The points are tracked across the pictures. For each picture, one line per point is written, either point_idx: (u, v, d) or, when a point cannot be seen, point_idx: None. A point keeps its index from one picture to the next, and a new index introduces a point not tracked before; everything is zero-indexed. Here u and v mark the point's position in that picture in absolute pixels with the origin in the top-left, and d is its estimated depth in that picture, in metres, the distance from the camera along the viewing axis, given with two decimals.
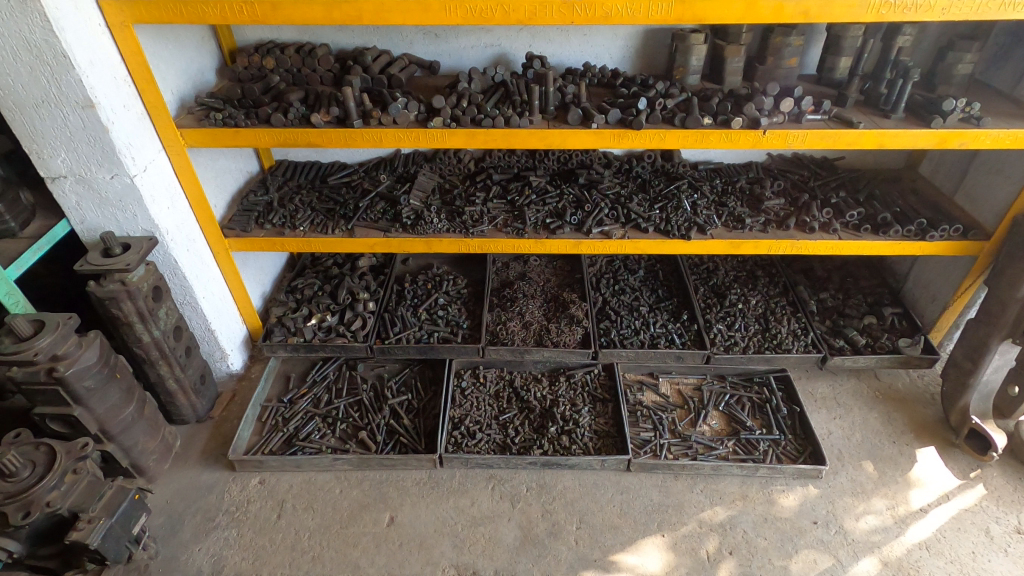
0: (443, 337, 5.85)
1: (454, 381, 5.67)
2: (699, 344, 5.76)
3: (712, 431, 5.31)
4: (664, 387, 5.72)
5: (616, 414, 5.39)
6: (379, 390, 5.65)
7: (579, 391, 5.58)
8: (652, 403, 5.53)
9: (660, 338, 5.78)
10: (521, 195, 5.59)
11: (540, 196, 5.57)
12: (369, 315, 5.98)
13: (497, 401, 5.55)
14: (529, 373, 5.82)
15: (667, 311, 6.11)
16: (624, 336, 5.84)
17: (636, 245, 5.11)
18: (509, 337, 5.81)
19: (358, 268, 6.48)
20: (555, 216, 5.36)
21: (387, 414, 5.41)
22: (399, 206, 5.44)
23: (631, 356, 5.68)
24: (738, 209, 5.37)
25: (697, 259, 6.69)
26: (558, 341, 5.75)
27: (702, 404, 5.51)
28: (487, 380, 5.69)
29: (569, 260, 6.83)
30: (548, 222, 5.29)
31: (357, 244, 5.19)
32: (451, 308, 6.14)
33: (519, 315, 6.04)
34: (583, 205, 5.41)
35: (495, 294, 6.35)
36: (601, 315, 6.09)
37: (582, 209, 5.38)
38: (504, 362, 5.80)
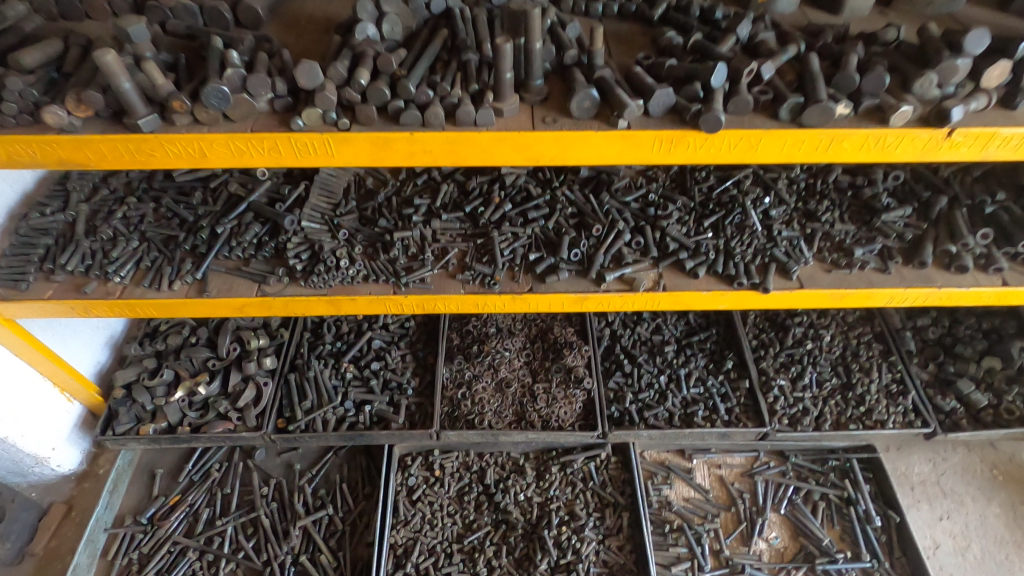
0: (379, 413, 3.96)
1: (397, 478, 3.89)
2: (752, 415, 3.98)
3: (772, 552, 3.68)
4: (701, 476, 3.99)
5: (634, 530, 3.71)
6: (286, 498, 3.84)
7: (580, 490, 3.85)
8: (685, 507, 3.83)
9: (697, 408, 3.97)
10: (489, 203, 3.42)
11: (519, 204, 3.40)
12: (265, 379, 4.00)
13: (461, 510, 3.81)
14: (506, 457, 4.03)
15: (704, 355, 4.25)
16: (645, 402, 4.02)
17: (677, 299, 3.13)
18: (476, 411, 3.95)
19: None
20: (542, 247, 3.27)
21: (296, 544, 3.65)
22: (285, 232, 3.26)
23: (655, 436, 3.90)
24: (837, 228, 3.33)
25: None
26: (547, 417, 3.93)
27: (758, 506, 3.82)
28: (444, 476, 3.90)
29: None
30: (532, 258, 3.22)
31: (215, 307, 3.12)
32: (391, 359, 4.18)
33: (490, 369, 4.12)
34: (588, 224, 3.30)
35: (455, 329, 4.37)
36: (609, 364, 4.21)
37: (587, 232, 3.28)
38: (469, 444, 3.98)
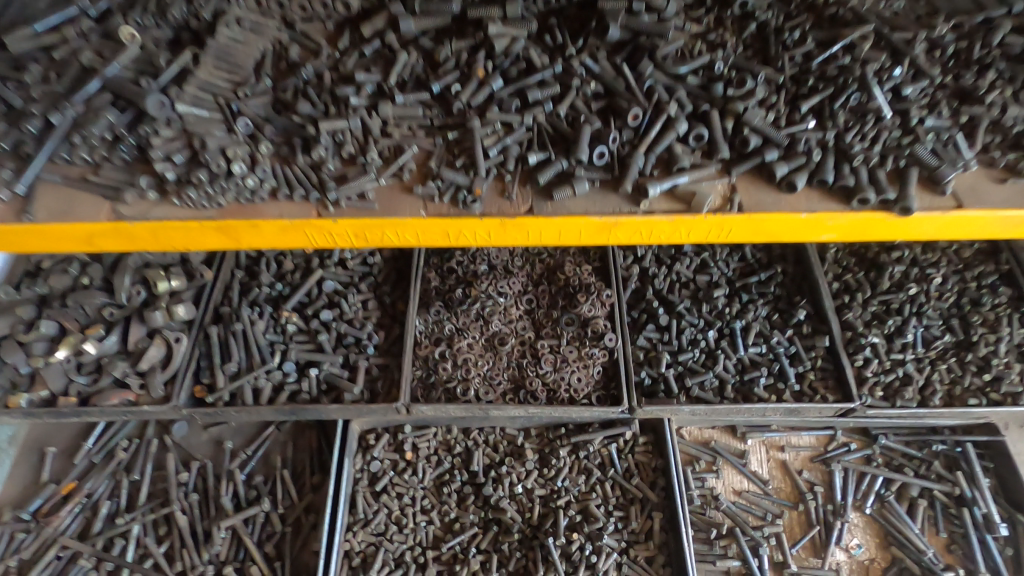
0: (330, 379, 2.96)
1: (355, 463, 2.97)
2: (833, 385, 2.93)
3: (854, 567, 2.75)
4: (757, 463, 3.01)
5: (669, 535, 2.79)
6: (211, 488, 2.94)
7: (597, 481, 2.92)
8: (737, 505, 2.87)
9: (758, 373, 2.93)
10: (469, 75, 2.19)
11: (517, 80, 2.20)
12: (178, 334, 2.98)
13: (440, 506, 2.91)
14: (500, 436, 3.08)
15: (763, 303, 3.19)
16: (686, 366, 2.98)
17: (755, 225, 2.02)
18: (460, 377, 2.96)
19: None
20: (551, 144, 2.12)
21: (221, 549, 2.77)
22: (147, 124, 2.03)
23: (700, 412, 2.89)
24: (1015, 112, 2.11)
25: None
26: (554, 386, 2.93)
27: (835, 504, 2.86)
28: (419, 461, 2.98)
29: None
30: (534, 159, 2.07)
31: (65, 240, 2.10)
32: (348, 307, 3.16)
33: (478, 322, 3.09)
34: (622, 110, 2.11)
35: (435, 267, 3.33)
36: (638, 314, 3.16)
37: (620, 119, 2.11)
38: (451, 418, 3.03)
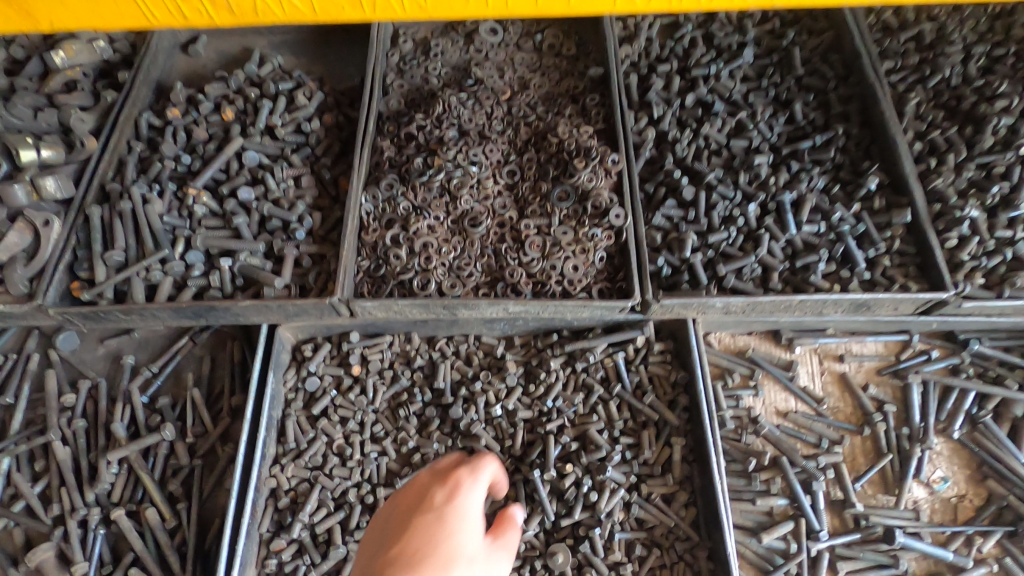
0: (247, 272, 2.24)
1: (286, 380, 2.30)
2: (915, 273, 2.19)
3: (937, 506, 2.08)
4: (809, 378, 2.30)
5: (694, 468, 2.13)
6: (102, 412, 2.28)
7: (599, 400, 2.24)
8: (783, 429, 2.19)
9: (816, 258, 2.19)
10: None
11: None
12: (48, 216, 2.25)
13: (396, 433, 2.25)
14: (474, 346, 2.39)
15: (821, 173, 2.41)
16: (719, 250, 2.24)
17: None
18: (417, 268, 2.23)
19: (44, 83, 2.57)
20: None
21: (111, 488, 2.13)
22: None
23: (736, 310, 2.17)
24: None
25: (882, 24, 2.74)
26: (542, 278, 2.20)
27: (913, 428, 2.18)
28: (369, 377, 2.31)
29: (575, 40, 2.89)
30: None
31: None
32: (274, 184, 2.42)
33: (443, 199, 2.35)
34: None
35: (390, 135, 2.56)
36: (654, 189, 2.40)
37: None
38: (409, 322, 2.33)
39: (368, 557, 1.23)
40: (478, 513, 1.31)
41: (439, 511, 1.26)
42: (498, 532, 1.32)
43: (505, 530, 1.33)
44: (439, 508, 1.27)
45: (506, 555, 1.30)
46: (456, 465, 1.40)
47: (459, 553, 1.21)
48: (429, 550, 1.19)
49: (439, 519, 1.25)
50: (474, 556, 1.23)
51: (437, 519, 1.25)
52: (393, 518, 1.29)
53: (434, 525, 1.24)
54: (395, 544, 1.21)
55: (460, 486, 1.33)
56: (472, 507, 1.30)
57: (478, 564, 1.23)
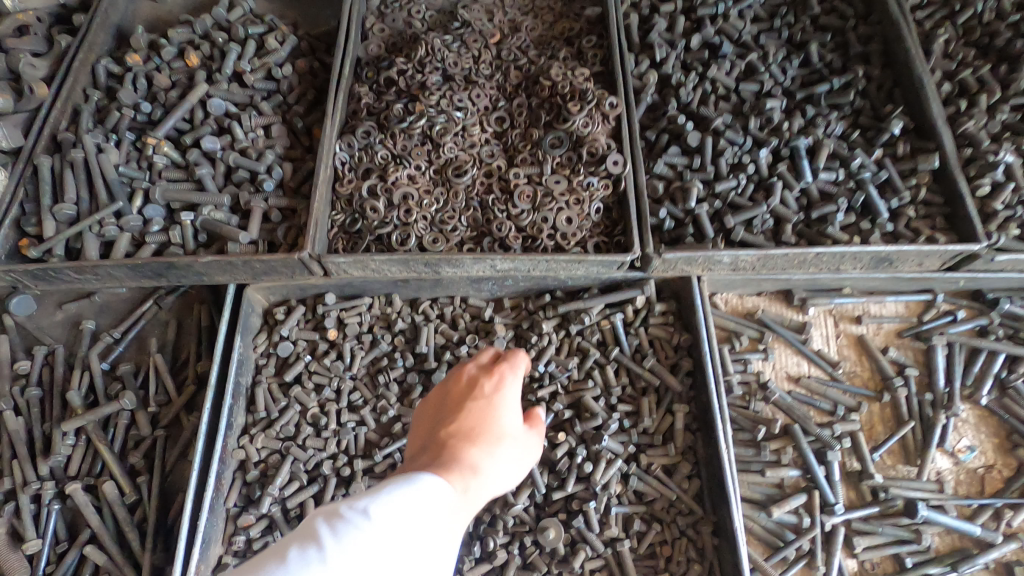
0: (210, 227, 2.05)
1: (256, 345, 2.12)
2: (943, 225, 2.00)
3: (962, 478, 1.91)
4: (823, 341, 2.12)
5: (698, 436, 1.96)
6: (58, 380, 2.11)
7: (594, 365, 2.06)
8: (795, 396, 2.01)
9: (834, 209, 1.99)
10: None
11: None
12: None
13: (375, 402, 2.07)
14: (460, 308, 2.20)
15: (839, 118, 2.20)
16: (727, 201, 2.04)
17: None
18: (396, 221, 2.04)
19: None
20: None
21: (68, 461, 1.96)
22: None
23: (745, 265, 1.98)
24: None
25: None
26: (532, 231, 2.01)
27: (937, 394, 2.00)
28: (346, 342, 2.13)
29: None
30: None
31: None
32: (240, 134, 2.22)
33: (425, 147, 2.15)
34: None
35: (368, 81, 2.35)
36: (656, 137, 2.20)
37: None
38: (389, 282, 2.14)
39: (425, 435, 1.31)
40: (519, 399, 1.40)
41: (489, 398, 1.33)
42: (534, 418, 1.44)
43: (535, 421, 1.44)
44: (488, 396, 1.35)
45: (536, 439, 1.41)
46: (494, 356, 1.48)
47: (506, 434, 1.31)
48: (484, 428, 1.27)
49: (488, 402, 1.33)
50: (516, 437, 1.33)
51: (489, 401, 1.34)
52: (444, 400, 1.37)
53: (483, 410, 1.32)
54: (451, 421, 1.29)
55: (503, 377, 1.40)
56: (514, 396, 1.39)
57: (519, 446, 1.33)
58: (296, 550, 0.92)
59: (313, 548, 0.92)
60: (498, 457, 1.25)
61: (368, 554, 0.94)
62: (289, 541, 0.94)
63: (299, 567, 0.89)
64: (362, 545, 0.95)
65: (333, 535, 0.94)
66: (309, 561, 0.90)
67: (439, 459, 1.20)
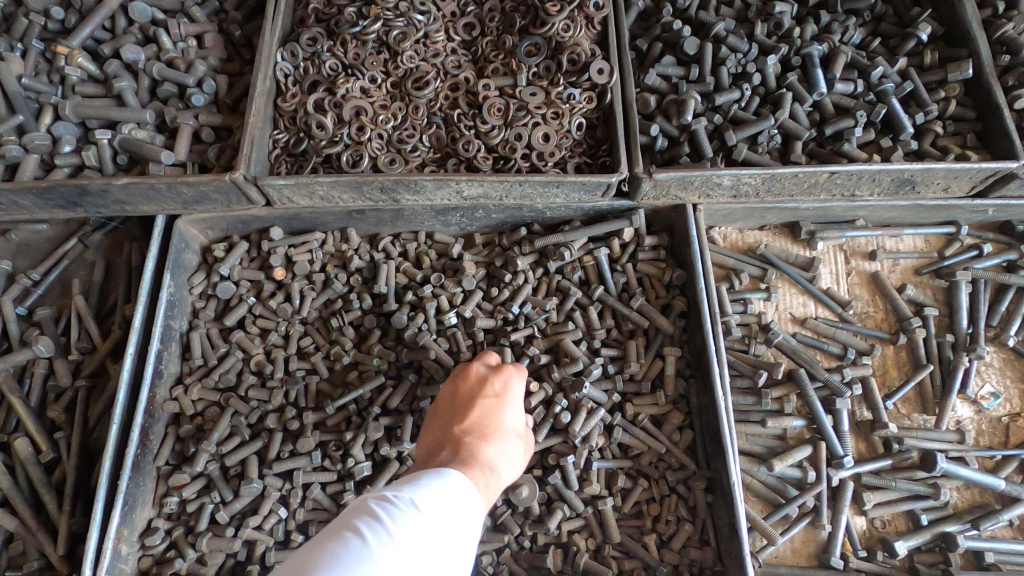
0: (130, 147, 1.76)
1: (192, 286, 1.86)
2: (974, 142, 1.75)
3: (984, 427, 1.71)
4: (832, 279, 1.89)
5: (690, 383, 1.74)
6: None
7: (575, 305, 1.82)
8: (800, 338, 1.79)
9: (850, 124, 1.73)
10: None
11: None
12: None
13: (328, 347, 1.83)
14: (424, 244, 1.94)
15: (857, 24, 1.91)
16: (728, 116, 1.78)
17: None
18: (347, 140, 1.77)
19: None
20: None
21: None
22: None
23: (747, 190, 1.73)
24: None
25: None
26: (504, 151, 1.75)
27: (958, 335, 1.78)
28: (294, 282, 1.88)
29: None
30: None
31: None
32: (167, 42, 1.91)
33: (381, 56, 1.86)
34: None
35: None
36: (648, 46, 1.91)
37: None
38: (343, 214, 1.87)
39: (432, 432, 1.18)
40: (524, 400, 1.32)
41: (499, 395, 1.21)
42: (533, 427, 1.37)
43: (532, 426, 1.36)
44: (497, 394, 1.22)
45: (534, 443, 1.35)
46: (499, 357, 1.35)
47: (516, 433, 1.20)
48: (501, 428, 1.16)
49: (500, 399, 1.21)
50: (524, 435, 1.22)
51: (501, 398, 1.22)
52: (451, 397, 1.23)
53: (494, 408, 1.19)
54: (462, 417, 1.16)
55: (512, 375, 1.28)
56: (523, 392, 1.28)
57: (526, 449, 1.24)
58: (362, 526, 0.84)
59: (377, 525, 0.84)
60: (513, 455, 1.14)
61: (427, 539, 0.86)
62: (347, 517, 0.86)
63: (371, 542, 0.82)
64: (418, 530, 0.86)
65: (388, 518, 0.86)
66: (377, 537, 0.83)
67: (457, 458, 1.06)
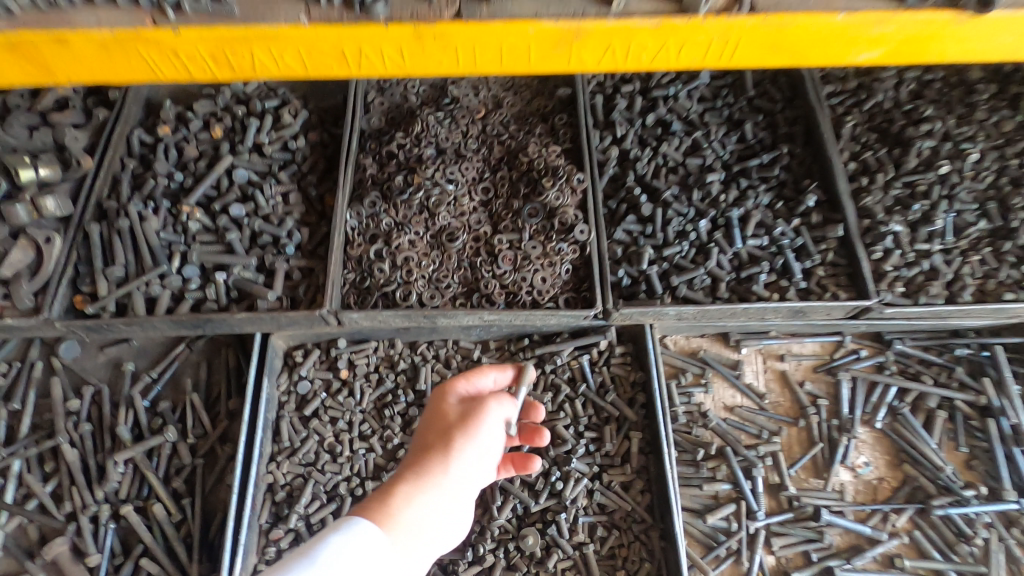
0: (241, 286, 2.42)
1: (279, 384, 2.49)
2: (846, 282, 2.47)
3: (860, 487, 2.38)
4: (753, 375, 2.57)
5: (649, 456, 2.39)
6: (106, 416, 2.45)
7: (566, 398, 2.47)
8: (728, 422, 2.46)
9: (758, 269, 2.45)
10: None
11: None
12: (50, 233, 2.41)
13: (382, 430, 2.45)
14: (452, 350, 2.59)
15: (766, 189, 2.65)
16: (673, 262, 2.49)
17: (766, 38, 1.44)
18: (400, 280, 2.44)
19: (38, 101, 2.67)
20: None
21: (119, 487, 2.32)
22: None
23: (687, 317, 2.43)
24: None
25: None
26: (513, 289, 2.43)
27: (842, 419, 2.47)
28: (354, 381, 2.51)
29: None
30: None
31: None
32: (263, 202, 2.58)
33: (423, 214, 2.54)
34: None
35: (372, 153, 2.73)
36: (616, 205, 2.63)
37: None
38: (393, 330, 2.53)
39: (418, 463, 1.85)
40: (458, 403, 1.83)
41: (429, 422, 1.83)
42: (479, 401, 1.79)
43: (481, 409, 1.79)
44: (430, 420, 1.84)
45: (485, 417, 1.78)
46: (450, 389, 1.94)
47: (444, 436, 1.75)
48: (421, 453, 1.71)
49: (433, 423, 1.82)
50: (448, 432, 1.75)
51: (424, 431, 1.80)
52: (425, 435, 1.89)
53: (427, 430, 1.81)
54: (413, 450, 1.80)
55: (441, 400, 1.86)
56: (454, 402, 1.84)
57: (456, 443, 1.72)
58: None
59: None
60: (438, 453, 1.71)
61: None
62: None
63: None
64: None
65: None
66: None
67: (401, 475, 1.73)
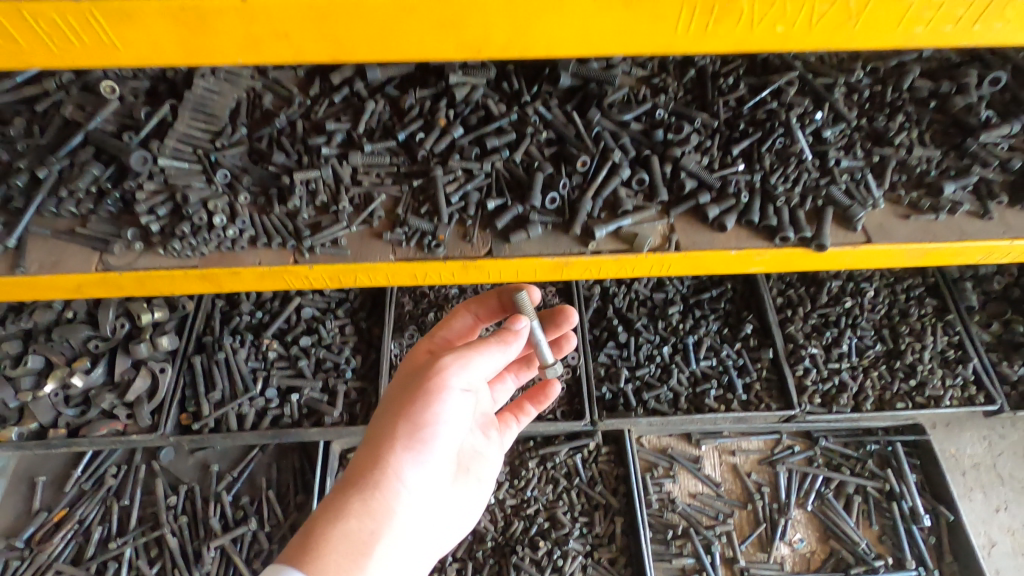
0: (311, 403, 3.15)
1: None
2: (776, 394, 3.22)
3: (797, 559, 3.02)
4: (711, 468, 3.25)
5: (630, 536, 3.03)
6: (198, 510, 3.08)
7: (564, 489, 3.13)
8: (692, 506, 3.12)
9: (709, 385, 3.19)
10: (427, 144, 2.30)
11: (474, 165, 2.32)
12: (163, 364, 3.11)
13: None
14: None
15: (715, 318, 3.42)
16: (644, 380, 3.22)
17: (693, 262, 2.22)
18: None
19: None
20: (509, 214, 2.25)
21: (211, 569, 2.94)
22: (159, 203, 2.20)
23: (655, 423, 3.15)
24: (918, 153, 2.36)
25: None
26: None
27: (781, 503, 3.14)
28: None
29: None
30: (497, 219, 2.25)
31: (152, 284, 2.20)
32: (325, 334, 3.31)
33: None
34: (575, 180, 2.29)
35: (408, 291, 3.49)
36: (599, 332, 3.37)
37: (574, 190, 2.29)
38: None
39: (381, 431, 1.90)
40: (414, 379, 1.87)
41: (387, 397, 1.91)
42: (435, 369, 1.83)
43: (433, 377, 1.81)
44: (392, 389, 1.92)
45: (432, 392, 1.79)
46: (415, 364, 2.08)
47: (392, 417, 1.79)
48: (364, 461, 1.72)
49: (389, 401, 1.87)
50: (397, 413, 1.79)
51: (386, 406, 1.85)
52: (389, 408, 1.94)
53: (386, 401, 1.88)
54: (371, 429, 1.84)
55: (400, 380, 1.95)
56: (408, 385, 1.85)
57: (394, 445, 1.73)
58: None
59: None
60: (383, 438, 1.75)
61: None
62: None
63: None
64: None
65: None
66: None
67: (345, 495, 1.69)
